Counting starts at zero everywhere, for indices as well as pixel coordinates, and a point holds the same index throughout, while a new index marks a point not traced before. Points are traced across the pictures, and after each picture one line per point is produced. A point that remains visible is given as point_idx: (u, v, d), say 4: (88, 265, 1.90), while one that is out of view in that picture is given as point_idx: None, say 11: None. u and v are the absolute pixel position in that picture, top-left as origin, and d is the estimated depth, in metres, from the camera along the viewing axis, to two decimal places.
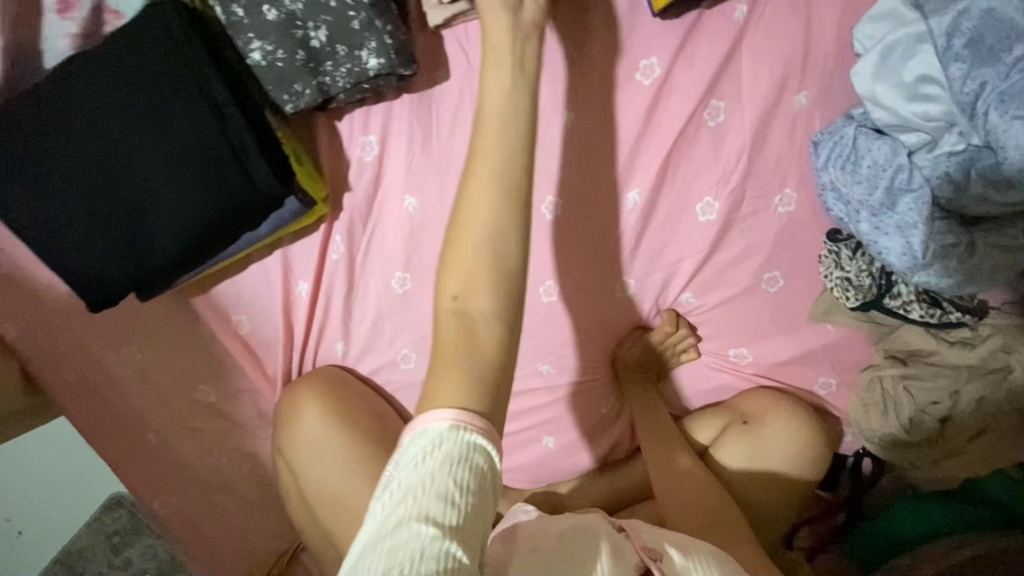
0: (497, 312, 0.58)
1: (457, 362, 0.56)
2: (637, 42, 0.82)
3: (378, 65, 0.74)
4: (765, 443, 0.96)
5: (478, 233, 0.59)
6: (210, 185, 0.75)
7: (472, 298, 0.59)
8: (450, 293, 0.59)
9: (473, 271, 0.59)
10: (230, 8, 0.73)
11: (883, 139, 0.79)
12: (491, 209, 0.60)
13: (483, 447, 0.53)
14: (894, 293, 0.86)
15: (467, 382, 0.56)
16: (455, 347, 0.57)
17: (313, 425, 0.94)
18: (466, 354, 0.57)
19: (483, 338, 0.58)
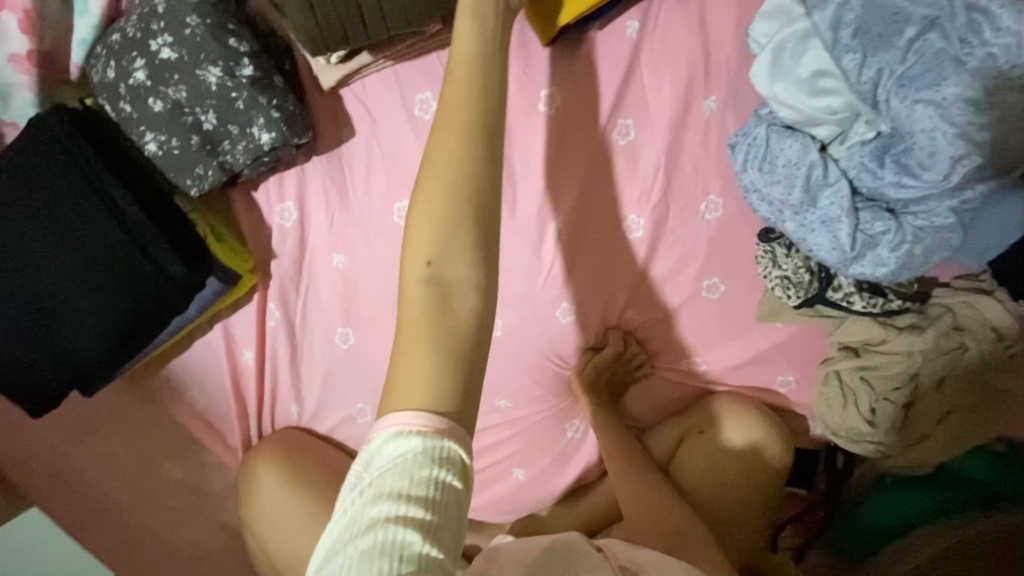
0: (474, 283, 0.56)
1: (426, 336, 0.54)
2: (534, 74, 0.82)
3: (271, 139, 0.74)
4: (723, 449, 0.95)
5: (454, 193, 0.56)
6: (122, 283, 0.75)
7: (448, 266, 0.55)
8: (424, 261, 0.55)
9: (451, 237, 0.55)
10: (119, 106, 0.73)
11: (794, 136, 0.77)
12: (480, 169, 0.57)
13: (464, 450, 0.52)
14: (835, 285, 0.84)
15: (437, 359, 0.53)
16: (428, 322, 0.54)
17: (275, 488, 0.95)
18: (437, 324, 0.54)
19: (459, 307, 0.55)
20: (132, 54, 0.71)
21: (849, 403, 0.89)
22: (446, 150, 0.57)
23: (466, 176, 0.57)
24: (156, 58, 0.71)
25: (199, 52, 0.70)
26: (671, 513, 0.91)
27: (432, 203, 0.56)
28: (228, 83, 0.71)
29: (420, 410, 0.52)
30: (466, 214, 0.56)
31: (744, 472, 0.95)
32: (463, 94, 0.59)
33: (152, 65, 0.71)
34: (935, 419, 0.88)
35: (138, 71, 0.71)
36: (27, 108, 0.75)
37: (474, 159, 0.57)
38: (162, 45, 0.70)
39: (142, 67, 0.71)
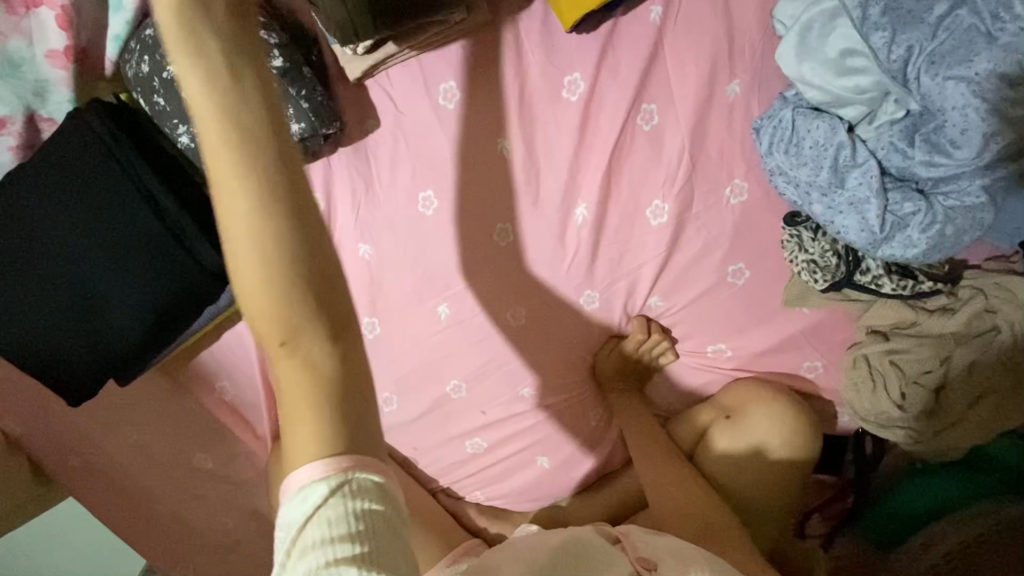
0: (330, 342, 0.51)
1: (300, 403, 0.51)
2: (558, 62, 0.82)
3: (300, 128, 0.76)
4: (750, 435, 0.94)
5: (262, 263, 0.48)
6: (156, 274, 0.77)
7: (303, 338, 0.50)
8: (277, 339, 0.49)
9: (297, 304, 0.49)
10: (152, 99, 0.75)
11: (821, 117, 0.76)
12: (264, 228, 0.48)
13: (374, 472, 0.52)
14: (863, 268, 0.83)
15: (315, 420, 0.51)
16: (300, 392, 0.51)
17: None
18: (306, 394, 0.51)
19: (326, 369, 0.51)
20: (167, 47, 0.72)
21: (878, 388, 0.88)
22: (239, 234, 0.48)
23: (275, 249, 0.48)
24: None
25: None
26: (700, 499, 0.90)
27: (258, 273, 0.48)
28: None
29: (320, 461, 0.50)
30: (293, 276, 0.49)
31: (772, 457, 0.95)
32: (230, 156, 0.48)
33: None
34: (967, 403, 0.87)
35: (172, 64, 0.73)
36: (64, 104, 0.77)
37: (263, 233, 0.48)
38: None
39: None
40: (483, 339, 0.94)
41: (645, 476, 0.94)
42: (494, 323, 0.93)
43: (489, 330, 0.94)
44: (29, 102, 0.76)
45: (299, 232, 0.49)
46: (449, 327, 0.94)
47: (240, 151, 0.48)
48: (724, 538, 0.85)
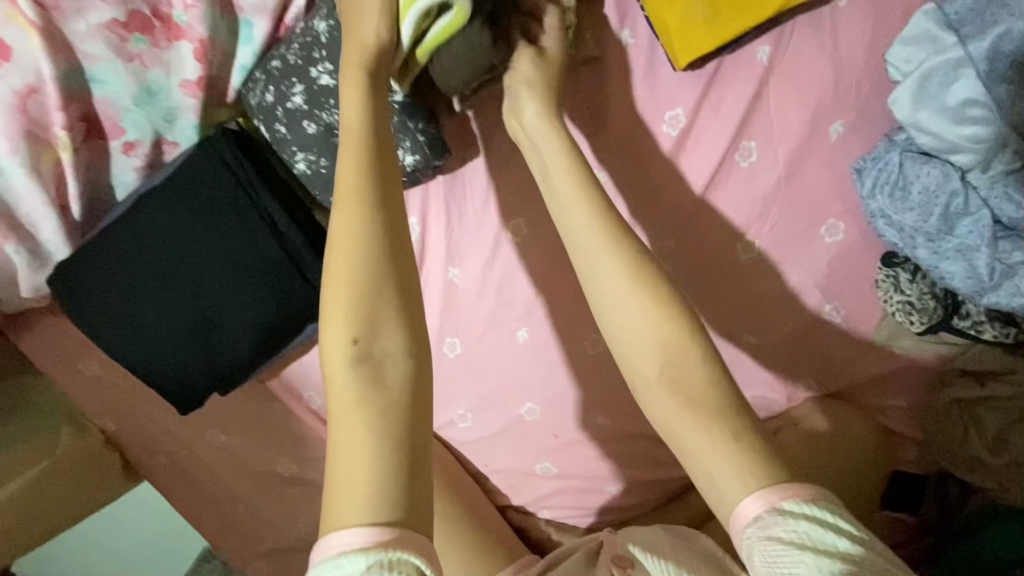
0: (405, 350, 0.60)
1: (362, 407, 0.57)
2: (660, 97, 0.83)
3: (414, 160, 0.79)
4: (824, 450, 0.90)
5: (353, 262, 0.61)
6: (270, 295, 0.80)
7: (378, 338, 0.60)
8: (353, 334, 0.59)
9: (378, 306, 0.60)
10: (274, 127, 0.78)
11: (932, 162, 0.76)
12: (367, 233, 0.62)
13: (420, 555, 0.53)
14: (963, 313, 0.82)
15: (371, 441, 0.57)
16: (360, 402, 0.58)
17: None
18: (371, 399, 0.58)
19: (394, 376, 0.59)
20: (293, 80, 0.76)
21: (970, 434, 0.87)
22: (340, 234, 0.62)
23: (359, 254, 0.61)
24: (314, 84, 0.75)
25: None
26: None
27: (339, 281, 0.61)
28: None
29: (373, 509, 0.54)
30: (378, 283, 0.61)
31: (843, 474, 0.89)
32: (352, 182, 0.64)
33: (310, 90, 0.76)
34: None
35: (297, 96, 0.76)
36: (189, 129, 0.80)
37: (363, 232, 0.62)
38: (323, 72, 0.75)
39: (301, 92, 0.76)
40: (562, 359, 0.98)
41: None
42: (572, 344, 0.98)
43: (567, 354, 0.98)
44: (158, 127, 0.79)
45: (383, 244, 0.62)
46: (528, 349, 0.97)
47: (360, 167, 0.64)
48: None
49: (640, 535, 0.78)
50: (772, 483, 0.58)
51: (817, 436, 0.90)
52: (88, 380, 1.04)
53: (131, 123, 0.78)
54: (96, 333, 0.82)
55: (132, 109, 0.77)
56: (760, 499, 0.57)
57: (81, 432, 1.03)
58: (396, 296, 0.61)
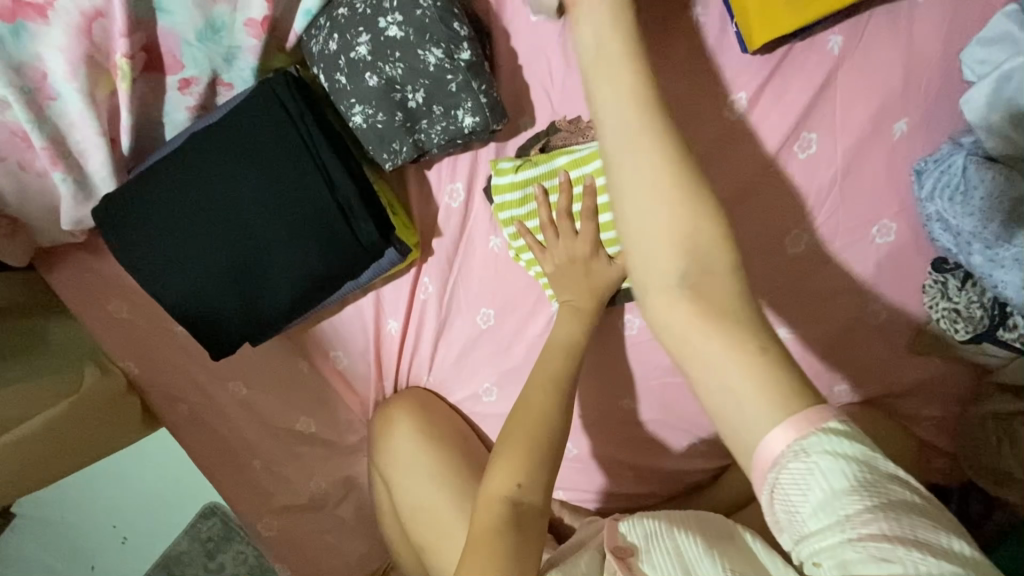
0: (546, 462, 0.78)
1: (528, 437, 0.79)
2: (725, 80, 0.82)
3: (473, 123, 0.76)
4: None
5: (534, 427, 0.79)
6: (317, 245, 0.80)
7: (532, 487, 0.76)
8: (515, 482, 0.76)
9: (541, 446, 0.78)
10: (334, 77, 0.77)
11: (998, 167, 0.74)
12: (562, 379, 0.82)
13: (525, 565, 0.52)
14: (1010, 325, 0.80)
15: (529, 455, 0.77)
16: (530, 428, 0.79)
17: (406, 437, 0.98)
18: (538, 432, 0.79)
19: (533, 506, 0.75)
20: (360, 29, 0.74)
21: (1002, 444, 0.86)
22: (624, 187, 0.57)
23: (559, 390, 0.82)
24: (382, 35, 0.74)
25: (425, 33, 0.72)
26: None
27: (529, 417, 0.80)
28: (446, 65, 0.74)
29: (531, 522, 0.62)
30: (545, 439, 0.79)
31: None
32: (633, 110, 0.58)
33: (376, 41, 0.74)
34: None
35: (361, 46, 0.75)
36: (246, 72, 0.80)
37: (563, 383, 0.82)
38: (391, 23, 0.73)
39: (366, 43, 0.74)
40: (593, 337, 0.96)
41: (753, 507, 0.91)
42: (604, 327, 0.96)
43: (600, 334, 0.96)
44: (217, 66, 0.78)
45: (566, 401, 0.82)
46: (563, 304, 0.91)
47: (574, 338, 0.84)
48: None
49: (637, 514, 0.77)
50: (797, 408, 0.49)
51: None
52: (113, 321, 1.04)
53: (190, 59, 0.77)
54: (139, 268, 0.83)
55: (194, 44, 0.76)
56: (785, 431, 0.49)
57: (103, 371, 1.01)
58: (549, 462, 0.78)
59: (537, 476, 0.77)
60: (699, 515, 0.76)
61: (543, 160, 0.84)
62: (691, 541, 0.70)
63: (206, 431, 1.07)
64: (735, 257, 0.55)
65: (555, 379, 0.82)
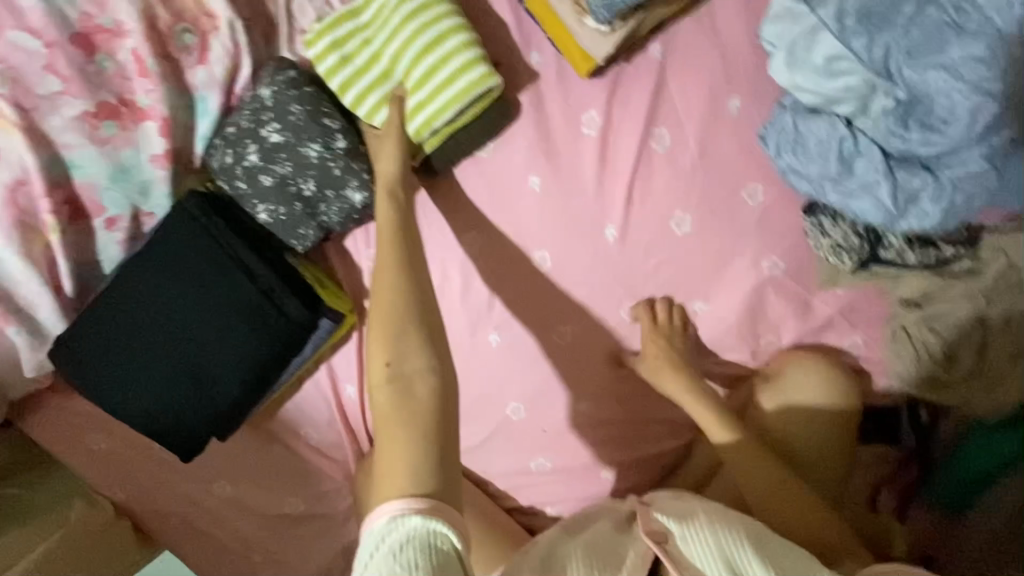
0: (430, 368, 0.73)
1: (399, 340, 0.74)
2: (576, 104, 0.94)
3: (362, 198, 0.86)
4: (789, 391, 0.98)
5: (395, 297, 0.77)
6: (254, 333, 0.88)
7: (406, 361, 0.73)
8: (385, 362, 0.72)
9: (404, 340, 0.74)
10: (236, 185, 0.88)
11: (821, 117, 0.86)
12: (411, 295, 0.77)
13: (452, 529, 0.64)
14: (885, 245, 0.92)
15: (419, 367, 0.73)
16: (387, 322, 0.75)
17: None
18: (414, 338, 0.74)
19: (424, 398, 0.71)
20: (248, 142, 0.86)
21: (922, 355, 0.94)
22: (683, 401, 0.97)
23: (404, 289, 0.77)
24: (266, 143, 0.85)
25: (302, 133, 0.84)
26: (800, 508, 0.91)
27: (387, 312, 0.76)
28: (326, 156, 0.84)
29: (408, 494, 0.65)
30: (420, 333, 0.75)
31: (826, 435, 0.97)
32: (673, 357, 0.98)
33: (263, 149, 0.85)
34: (1009, 356, 0.92)
35: (252, 155, 0.86)
36: (163, 199, 0.89)
37: (404, 286, 0.78)
38: (272, 131, 0.85)
39: (255, 152, 0.86)
40: (506, 372, 1.04)
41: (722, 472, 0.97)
42: (541, 342, 1.03)
43: (540, 348, 1.03)
44: (135, 200, 0.88)
45: (425, 312, 0.77)
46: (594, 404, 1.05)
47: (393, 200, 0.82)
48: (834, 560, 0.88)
49: (665, 508, 0.83)
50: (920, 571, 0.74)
51: (780, 395, 0.98)
52: (92, 455, 1.08)
53: (110, 200, 0.87)
54: (102, 395, 0.90)
55: (110, 187, 0.86)
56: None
57: (92, 504, 1.05)
58: (436, 367, 0.74)
59: (422, 427, 0.69)
60: (735, 513, 0.81)
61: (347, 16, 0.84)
62: (735, 542, 0.76)
63: (202, 537, 1.11)
64: (765, 465, 0.93)
65: (400, 273, 0.78)
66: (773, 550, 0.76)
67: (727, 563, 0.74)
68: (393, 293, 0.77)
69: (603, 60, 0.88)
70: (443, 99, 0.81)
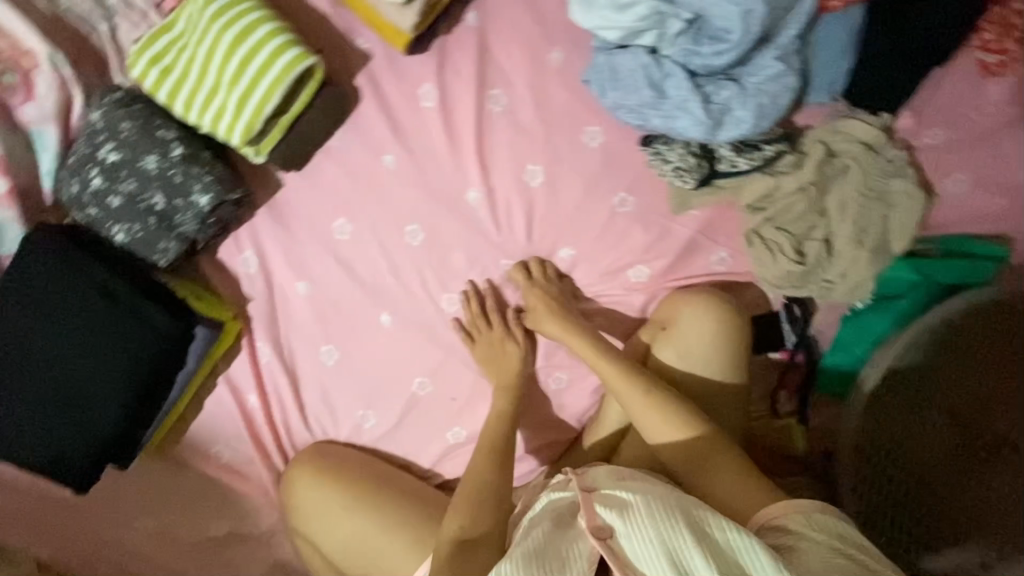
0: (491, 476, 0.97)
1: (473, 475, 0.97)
2: (410, 80, 0.97)
3: (209, 199, 0.89)
4: (685, 336, 1.00)
5: (481, 477, 0.97)
6: (125, 350, 0.91)
7: (478, 520, 0.94)
8: (460, 528, 0.93)
9: (484, 476, 0.97)
10: (88, 211, 0.90)
11: (626, 51, 0.91)
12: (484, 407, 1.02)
13: None
14: (719, 158, 0.96)
15: (493, 510, 0.95)
16: (471, 479, 0.97)
17: (312, 495, 1.04)
18: (485, 511, 0.95)
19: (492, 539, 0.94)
20: (89, 166, 0.88)
21: (777, 253, 0.97)
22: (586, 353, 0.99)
23: (499, 473, 0.98)
24: (106, 164, 0.88)
25: (137, 148, 0.87)
26: (695, 428, 0.93)
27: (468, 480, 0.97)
28: (165, 165, 0.88)
29: None
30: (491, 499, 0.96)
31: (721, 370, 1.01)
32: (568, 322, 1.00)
33: (104, 170, 0.88)
34: (855, 236, 0.95)
35: (95, 178, 0.88)
36: (17, 237, 0.92)
37: (483, 462, 0.99)
38: (109, 151, 0.88)
39: (97, 174, 0.88)
40: (402, 350, 1.06)
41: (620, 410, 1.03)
42: (430, 314, 1.05)
43: (430, 321, 1.06)
44: None
45: (498, 456, 0.99)
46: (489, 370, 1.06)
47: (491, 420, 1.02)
48: (723, 465, 0.90)
49: (610, 496, 0.85)
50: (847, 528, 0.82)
51: (674, 342, 1.01)
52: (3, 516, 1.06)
53: None
54: None
55: None
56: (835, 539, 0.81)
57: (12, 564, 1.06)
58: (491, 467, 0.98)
59: (485, 510, 0.95)
60: (676, 496, 0.83)
61: (157, 32, 0.87)
62: (677, 533, 0.77)
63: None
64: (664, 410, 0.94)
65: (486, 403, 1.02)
66: (713, 536, 0.77)
67: (671, 562, 0.75)
68: (478, 467, 0.98)
69: (413, 31, 0.92)
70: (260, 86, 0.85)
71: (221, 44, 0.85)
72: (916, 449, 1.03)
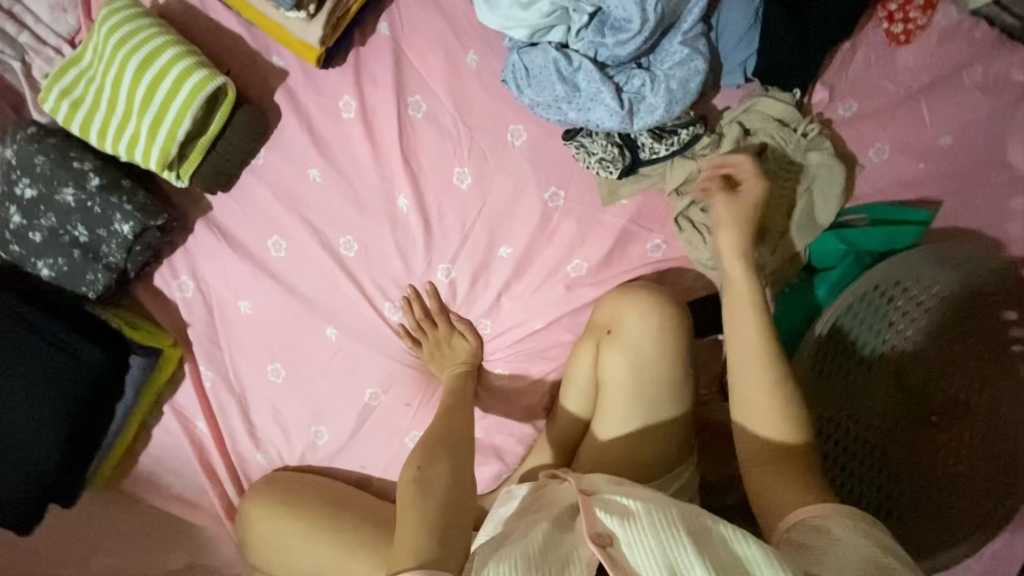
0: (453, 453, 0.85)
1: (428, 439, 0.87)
2: (330, 94, 0.99)
3: (131, 226, 0.90)
4: (631, 340, 0.90)
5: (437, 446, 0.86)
6: (57, 385, 0.92)
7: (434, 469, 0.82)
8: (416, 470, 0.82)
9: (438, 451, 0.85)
10: (10, 248, 0.91)
11: (537, 49, 0.93)
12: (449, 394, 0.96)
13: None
14: (640, 146, 0.97)
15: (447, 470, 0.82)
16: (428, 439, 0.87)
17: (265, 524, 0.98)
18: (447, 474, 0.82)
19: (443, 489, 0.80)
20: (8, 205, 0.89)
21: (707, 234, 0.98)
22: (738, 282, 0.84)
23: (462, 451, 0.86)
24: (24, 200, 0.89)
25: (53, 181, 0.88)
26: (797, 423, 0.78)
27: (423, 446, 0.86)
28: (83, 196, 0.89)
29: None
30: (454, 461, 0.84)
31: (669, 375, 0.90)
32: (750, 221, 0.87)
33: (23, 206, 0.89)
34: (781, 212, 0.98)
35: (15, 216, 0.89)
36: None
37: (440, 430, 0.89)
38: (25, 187, 0.89)
39: (17, 212, 0.89)
40: (347, 363, 1.05)
41: (573, 405, 0.97)
42: (371, 324, 1.04)
43: (372, 331, 1.04)
44: None
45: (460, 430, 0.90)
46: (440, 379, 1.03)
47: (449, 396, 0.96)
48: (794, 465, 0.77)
49: (608, 500, 0.74)
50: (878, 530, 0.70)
51: (624, 347, 0.91)
52: None
53: None
54: None
55: None
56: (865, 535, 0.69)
57: None
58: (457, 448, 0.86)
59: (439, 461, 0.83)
60: (681, 503, 0.72)
61: (71, 68, 0.91)
62: (678, 541, 0.66)
63: None
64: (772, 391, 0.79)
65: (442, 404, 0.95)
66: (724, 548, 0.66)
67: (670, 568, 0.64)
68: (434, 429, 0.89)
69: (320, 45, 0.93)
70: (173, 111, 0.88)
71: (132, 77, 0.88)
72: (869, 425, 0.98)
